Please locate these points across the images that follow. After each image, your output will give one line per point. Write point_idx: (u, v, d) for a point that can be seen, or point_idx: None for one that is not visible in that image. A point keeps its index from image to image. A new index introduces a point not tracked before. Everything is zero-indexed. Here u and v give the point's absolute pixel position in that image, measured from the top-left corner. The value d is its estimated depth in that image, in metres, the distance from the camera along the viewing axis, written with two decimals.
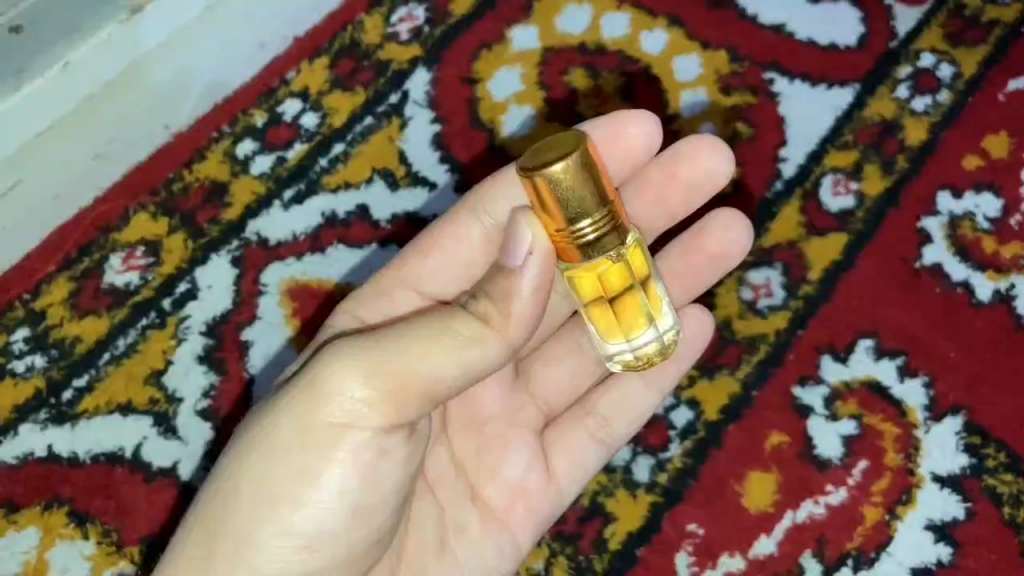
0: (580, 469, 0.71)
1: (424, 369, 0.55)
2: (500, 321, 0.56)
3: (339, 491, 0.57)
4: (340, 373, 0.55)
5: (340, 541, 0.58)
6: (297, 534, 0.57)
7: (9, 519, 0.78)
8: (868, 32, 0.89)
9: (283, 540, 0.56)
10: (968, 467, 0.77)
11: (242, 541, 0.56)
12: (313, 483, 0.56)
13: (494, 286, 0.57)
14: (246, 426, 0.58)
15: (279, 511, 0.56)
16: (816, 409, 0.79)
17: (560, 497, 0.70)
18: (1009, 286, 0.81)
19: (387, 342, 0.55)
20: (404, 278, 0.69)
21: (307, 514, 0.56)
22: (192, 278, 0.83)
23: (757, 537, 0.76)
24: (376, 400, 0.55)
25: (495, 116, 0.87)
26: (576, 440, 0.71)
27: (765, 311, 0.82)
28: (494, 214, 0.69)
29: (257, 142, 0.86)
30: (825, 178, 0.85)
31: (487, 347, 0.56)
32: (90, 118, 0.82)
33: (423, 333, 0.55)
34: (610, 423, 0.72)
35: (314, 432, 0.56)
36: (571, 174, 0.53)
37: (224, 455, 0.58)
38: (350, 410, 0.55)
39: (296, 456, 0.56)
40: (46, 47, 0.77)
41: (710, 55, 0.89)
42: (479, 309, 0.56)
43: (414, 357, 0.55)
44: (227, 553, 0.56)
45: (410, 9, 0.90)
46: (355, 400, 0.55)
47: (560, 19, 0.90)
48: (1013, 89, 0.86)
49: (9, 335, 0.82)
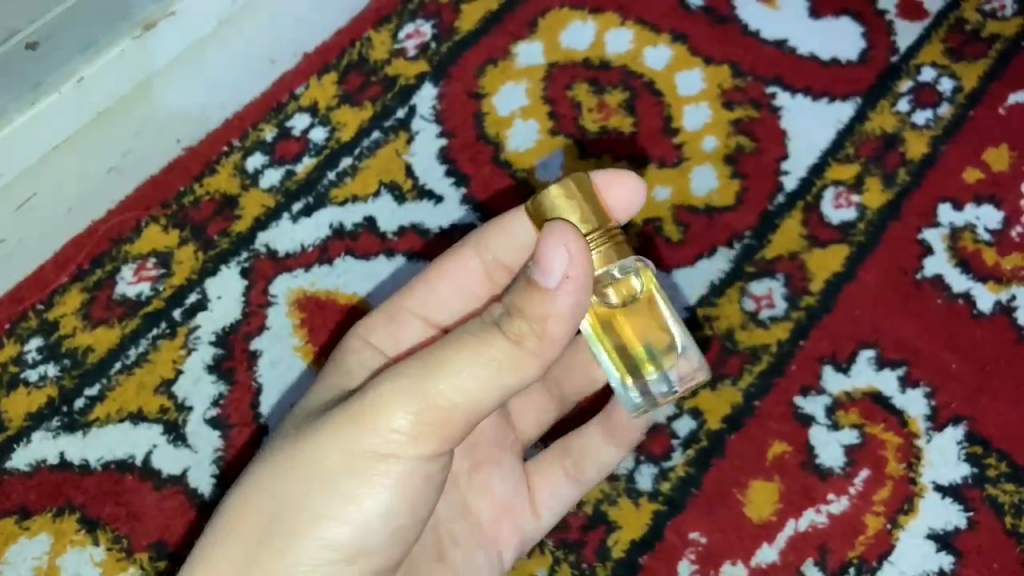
0: (561, 500, 0.72)
1: (466, 395, 0.55)
2: (534, 343, 0.55)
3: (380, 511, 0.58)
4: (391, 405, 0.56)
5: (374, 557, 0.59)
6: (336, 547, 0.58)
7: (21, 525, 0.79)
8: (869, 47, 0.90)
9: (322, 552, 0.57)
10: (970, 477, 0.78)
11: (283, 550, 0.57)
12: (356, 502, 0.57)
13: (527, 305, 0.54)
14: (290, 443, 0.59)
15: (321, 525, 0.57)
16: (818, 417, 0.80)
17: (540, 524, 0.72)
18: (1009, 297, 0.82)
19: (427, 360, 0.55)
20: (411, 304, 0.71)
21: (346, 529, 0.57)
22: (202, 289, 0.84)
23: (758, 546, 0.77)
24: (422, 432, 0.56)
25: (501, 130, 0.89)
26: (553, 471, 0.72)
27: (768, 321, 0.82)
28: (493, 253, 0.71)
29: (267, 157, 0.88)
30: (826, 191, 0.86)
31: (523, 369, 0.55)
32: (98, 131, 0.78)
33: (466, 354, 0.55)
34: (583, 463, 0.72)
35: (361, 458, 0.57)
36: (565, 201, 0.55)
37: (265, 465, 0.59)
38: (396, 440, 0.56)
39: (341, 478, 0.57)
40: (62, 64, 0.73)
41: (713, 70, 0.90)
42: (513, 330, 0.54)
43: (455, 385, 0.55)
44: (271, 561, 0.57)
45: (417, 26, 0.92)
46: (400, 434, 0.56)
47: (563, 35, 0.91)
48: (1014, 102, 0.87)
49: (22, 344, 0.83)
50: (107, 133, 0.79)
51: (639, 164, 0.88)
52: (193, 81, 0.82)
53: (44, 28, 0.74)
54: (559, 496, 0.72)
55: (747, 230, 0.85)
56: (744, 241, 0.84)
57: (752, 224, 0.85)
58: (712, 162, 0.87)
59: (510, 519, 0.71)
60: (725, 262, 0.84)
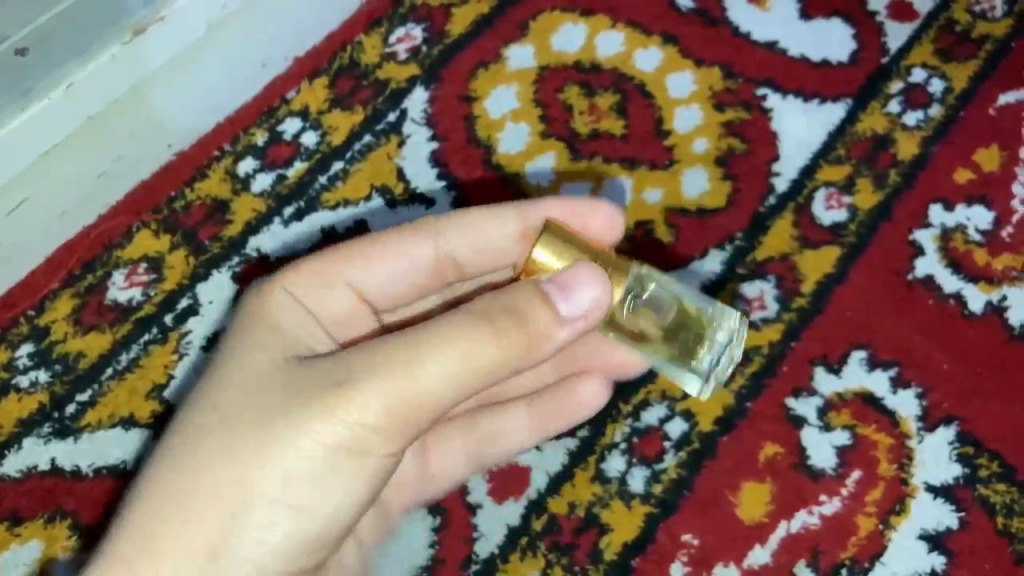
0: (449, 476, 0.73)
1: (431, 387, 0.52)
2: (519, 344, 0.53)
3: (328, 500, 0.55)
4: (362, 394, 0.52)
5: (314, 546, 0.56)
6: (277, 532, 0.54)
7: (13, 531, 0.78)
8: (860, 48, 0.91)
9: (264, 535, 0.54)
10: (961, 477, 0.78)
11: (225, 526, 0.53)
12: (305, 488, 0.54)
13: (529, 312, 0.53)
14: (230, 410, 0.55)
15: (266, 508, 0.54)
16: (810, 419, 0.79)
17: (423, 490, 0.73)
18: (1000, 298, 0.82)
19: (396, 356, 0.52)
20: (349, 274, 0.64)
21: (292, 516, 0.54)
22: (193, 294, 0.84)
23: (750, 548, 0.76)
24: (388, 423, 0.53)
25: (492, 133, 0.89)
26: (451, 445, 0.72)
27: (760, 323, 0.82)
28: (448, 243, 0.65)
29: (258, 161, 0.88)
30: (818, 192, 0.86)
31: (497, 366, 0.53)
32: (93, 137, 0.78)
33: (438, 341, 0.52)
34: (492, 445, 0.73)
35: (319, 444, 0.53)
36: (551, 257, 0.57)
37: (200, 429, 0.55)
38: (358, 431, 0.53)
39: (292, 463, 0.53)
40: (52, 71, 0.73)
41: (704, 73, 0.91)
42: (497, 327, 0.52)
43: (430, 375, 0.52)
44: (209, 537, 0.53)
45: (408, 29, 0.92)
46: (364, 421, 0.53)
47: (555, 38, 0.92)
48: (1004, 102, 0.88)
49: (13, 350, 0.82)
50: (100, 139, 0.79)
51: (631, 165, 0.88)
52: (187, 85, 0.82)
53: (36, 33, 0.75)
54: (453, 470, 0.73)
55: (738, 232, 0.85)
56: (735, 242, 0.85)
57: (744, 226, 0.85)
58: (703, 164, 0.87)
59: (402, 487, 0.71)
60: (717, 264, 0.84)
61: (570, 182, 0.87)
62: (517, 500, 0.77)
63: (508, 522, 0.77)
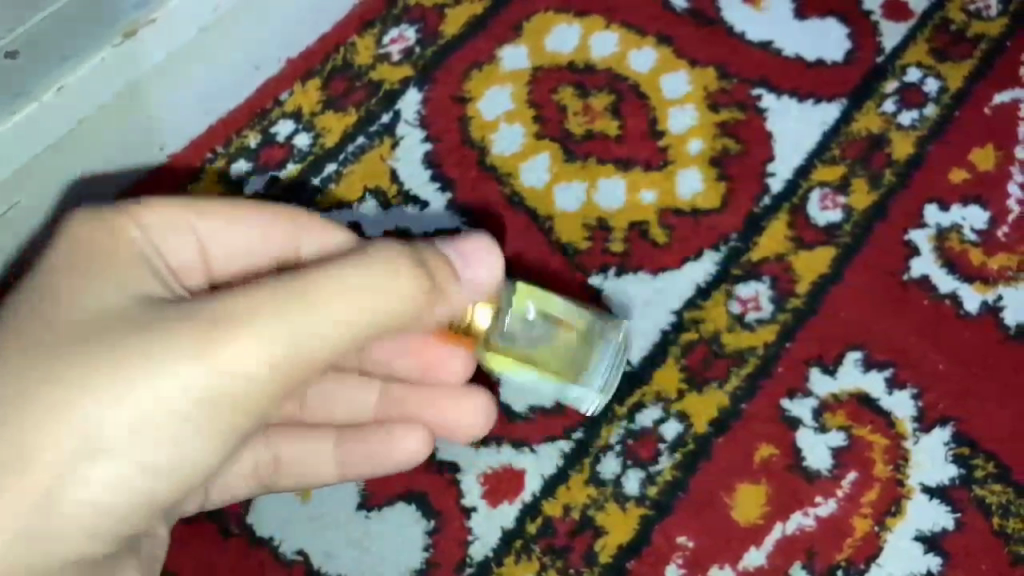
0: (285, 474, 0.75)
1: (332, 325, 0.60)
2: (409, 300, 0.63)
3: (183, 447, 0.58)
4: (245, 338, 0.57)
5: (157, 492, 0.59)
6: (135, 469, 0.57)
7: None
8: (855, 48, 0.91)
9: (106, 473, 0.56)
10: (957, 478, 0.77)
11: (49, 452, 0.55)
12: (185, 429, 0.58)
13: (436, 272, 0.65)
14: (69, 352, 0.56)
15: (114, 450, 0.56)
16: (805, 421, 0.79)
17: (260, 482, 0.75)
18: (996, 298, 0.82)
19: (298, 286, 0.59)
20: (201, 227, 0.67)
21: (168, 455, 0.58)
22: None
23: (746, 550, 0.76)
24: (276, 360, 0.58)
25: (486, 134, 0.89)
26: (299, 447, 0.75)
27: (754, 324, 0.82)
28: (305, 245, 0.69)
29: (250, 163, 0.88)
30: (813, 193, 0.86)
31: (386, 306, 0.62)
32: (86, 139, 0.78)
33: (331, 285, 0.60)
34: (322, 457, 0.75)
35: (204, 387, 0.57)
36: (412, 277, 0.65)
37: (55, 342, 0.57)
38: (239, 370, 0.57)
39: (163, 402, 0.56)
40: (41, 74, 0.72)
41: (698, 73, 0.90)
42: (388, 268, 0.62)
43: (334, 316, 0.60)
44: (44, 462, 0.55)
45: (401, 30, 0.92)
46: (254, 361, 0.58)
47: (549, 39, 0.92)
48: (999, 102, 0.88)
49: None
50: (94, 142, 0.79)
51: (624, 166, 0.87)
52: (180, 88, 0.82)
53: (25, 36, 0.73)
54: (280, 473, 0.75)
55: (732, 233, 0.85)
56: (730, 243, 0.84)
57: (738, 227, 0.85)
58: (697, 165, 0.87)
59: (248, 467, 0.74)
60: (711, 264, 0.84)
61: (563, 183, 0.87)
62: (512, 503, 0.77)
63: (503, 525, 0.77)
